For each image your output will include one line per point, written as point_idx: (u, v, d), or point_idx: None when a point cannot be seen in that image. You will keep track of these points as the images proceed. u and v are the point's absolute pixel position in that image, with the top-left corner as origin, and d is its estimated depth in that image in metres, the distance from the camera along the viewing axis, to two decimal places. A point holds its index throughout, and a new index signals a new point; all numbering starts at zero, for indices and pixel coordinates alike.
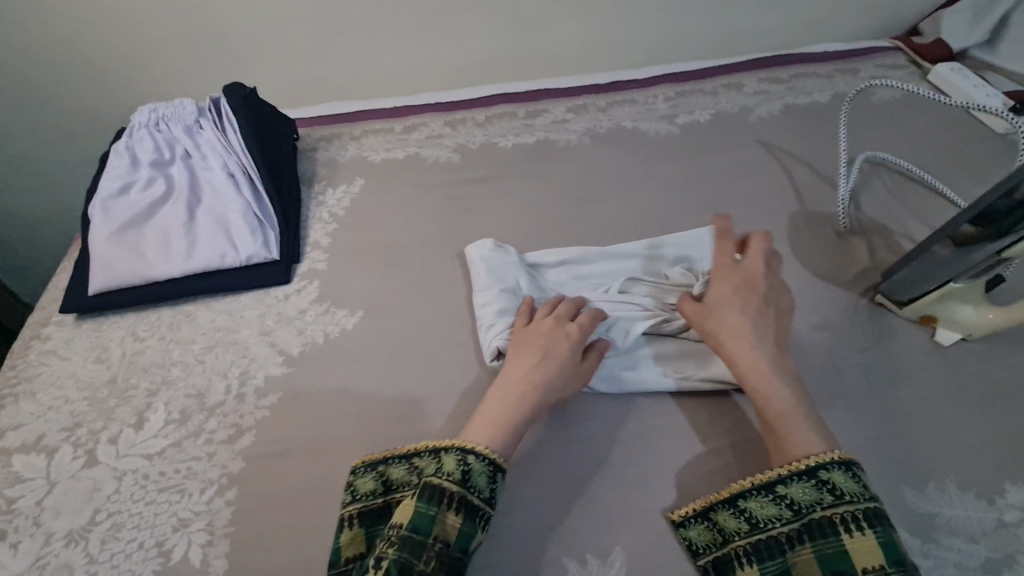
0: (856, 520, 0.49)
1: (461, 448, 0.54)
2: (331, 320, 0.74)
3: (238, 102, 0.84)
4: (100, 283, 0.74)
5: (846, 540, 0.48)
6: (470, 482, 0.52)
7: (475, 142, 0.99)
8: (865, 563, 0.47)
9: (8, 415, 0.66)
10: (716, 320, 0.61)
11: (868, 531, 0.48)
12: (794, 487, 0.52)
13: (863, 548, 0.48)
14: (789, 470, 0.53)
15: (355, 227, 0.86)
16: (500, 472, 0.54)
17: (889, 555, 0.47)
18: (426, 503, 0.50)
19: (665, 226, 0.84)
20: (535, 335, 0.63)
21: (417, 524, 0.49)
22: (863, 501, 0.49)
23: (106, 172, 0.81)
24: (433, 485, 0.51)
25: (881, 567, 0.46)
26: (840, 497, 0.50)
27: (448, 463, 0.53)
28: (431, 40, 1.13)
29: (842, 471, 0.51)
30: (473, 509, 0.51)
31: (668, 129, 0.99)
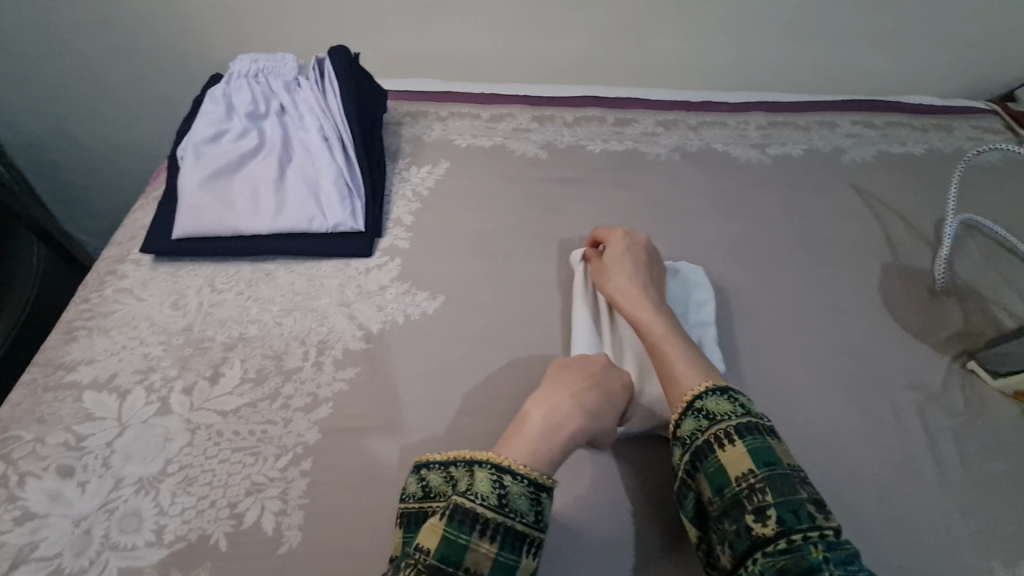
0: (728, 435, 0.49)
1: (495, 465, 0.48)
2: (412, 301, 0.73)
3: (343, 65, 0.82)
4: (185, 228, 0.73)
5: (719, 453, 0.49)
6: (508, 507, 0.46)
7: (563, 142, 0.97)
8: (737, 471, 0.47)
9: (81, 349, 0.65)
10: (603, 275, 0.68)
11: (735, 441, 0.49)
12: (682, 424, 0.52)
13: (734, 457, 0.48)
14: (678, 411, 0.54)
15: (438, 208, 0.85)
16: (541, 493, 0.48)
17: (756, 459, 0.47)
18: (456, 530, 0.44)
19: (752, 258, 0.82)
20: (590, 364, 0.60)
21: (446, 553, 0.43)
22: (736, 418, 0.50)
23: (200, 116, 0.80)
24: (465, 509, 0.45)
25: (751, 471, 0.47)
26: (711, 418, 0.51)
27: (481, 485, 0.47)
28: (528, 32, 1.11)
29: (715, 395, 0.53)
30: (511, 538, 0.45)
31: (759, 158, 0.97)
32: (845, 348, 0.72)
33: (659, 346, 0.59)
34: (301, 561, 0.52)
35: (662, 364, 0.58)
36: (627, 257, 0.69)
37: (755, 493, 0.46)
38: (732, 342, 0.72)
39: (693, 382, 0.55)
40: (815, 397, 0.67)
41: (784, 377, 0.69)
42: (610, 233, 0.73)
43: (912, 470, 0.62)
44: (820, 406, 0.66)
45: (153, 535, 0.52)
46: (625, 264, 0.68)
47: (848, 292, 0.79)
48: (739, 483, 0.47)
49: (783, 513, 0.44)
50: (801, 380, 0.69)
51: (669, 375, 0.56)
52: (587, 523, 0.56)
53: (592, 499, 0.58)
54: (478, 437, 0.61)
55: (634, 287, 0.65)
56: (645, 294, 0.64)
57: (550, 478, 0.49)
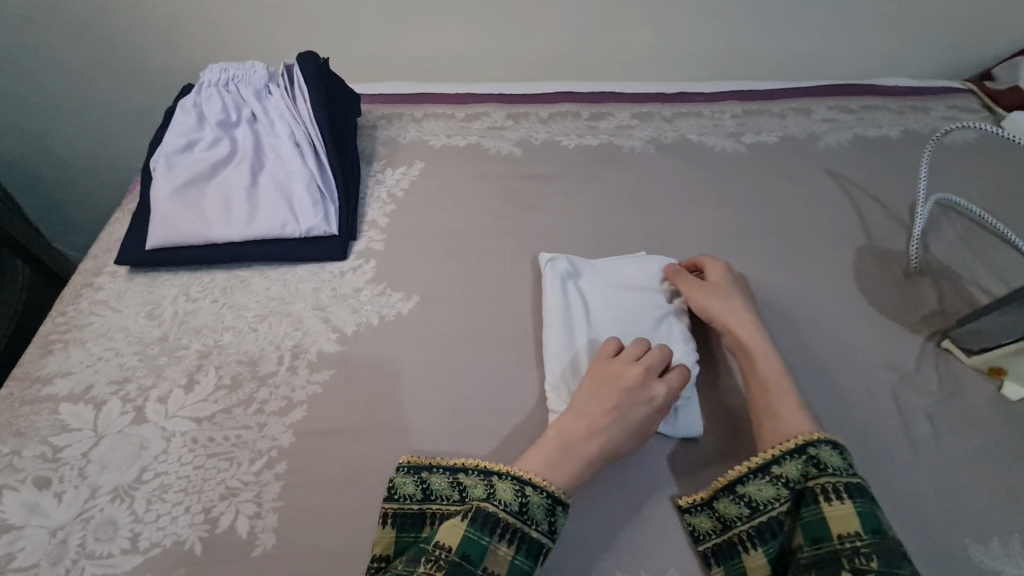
0: (837, 491, 0.50)
1: (516, 477, 0.52)
2: (386, 302, 0.73)
3: (312, 71, 0.83)
4: (158, 239, 0.73)
5: (824, 507, 0.50)
6: (527, 515, 0.50)
7: (537, 139, 0.98)
8: (843, 530, 0.48)
9: (57, 362, 0.65)
10: (711, 296, 0.67)
11: (846, 500, 0.49)
12: (787, 464, 0.53)
13: (842, 516, 0.49)
14: (781, 449, 0.54)
15: (413, 210, 0.85)
16: (558, 506, 0.51)
17: (865, 524, 0.48)
18: (478, 531, 0.48)
19: (726, 246, 0.82)
20: (615, 386, 0.57)
21: (468, 552, 0.47)
22: (848, 476, 0.51)
23: (172, 127, 0.80)
24: (488, 513, 0.49)
25: (858, 533, 0.47)
26: (825, 471, 0.51)
27: (503, 493, 0.51)
28: (501, 31, 1.12)
29: (830, 449, 0.53)
30: (528, 544, 0.49)
31: (734, 147, 0.98)
32: (820, 331, 0.72)
33: (773, 384, 0.59)
34: (275, 562, 0.52)
35: (773, 400, 0.58)
36: (738, 291, 0.68)
37: (855, 556, 0.46)
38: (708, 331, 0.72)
39: (802, 429, 0.55)
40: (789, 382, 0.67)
41: None
42: (718, 260, 0.72)
43: (887, 452, 0.62)
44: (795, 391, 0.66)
45: (128, 543, 0.53)
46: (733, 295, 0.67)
47: (823, 276, 0.79)
48: (842, 541, 0.48)
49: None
50: None
51: (775, 418, 0.57)
52: None
53: None
54: (452, 435, 0.61)
55: (745, 318, 0.65)
56: (756, 328, 0.64)
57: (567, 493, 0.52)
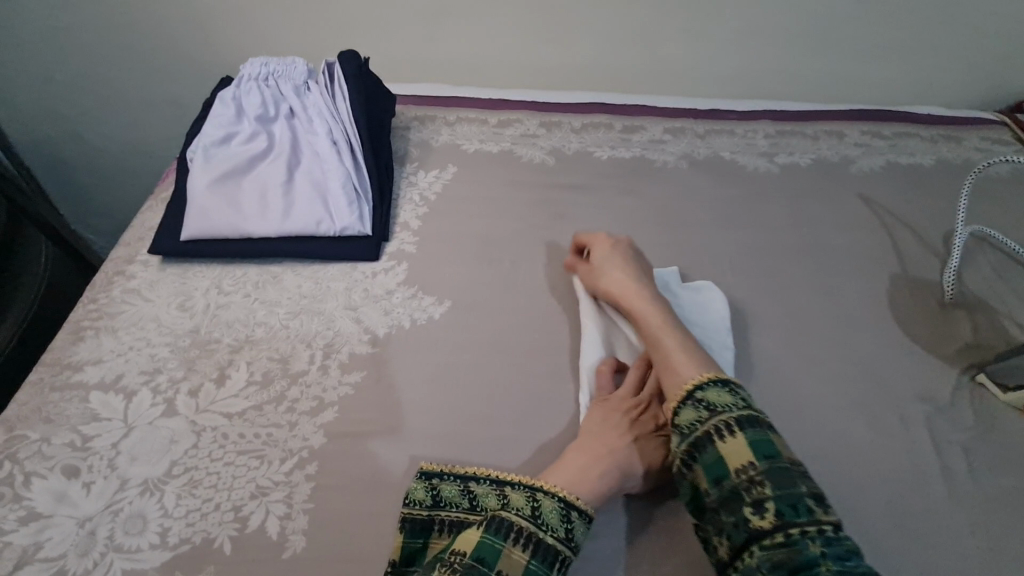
0: (729, 427, 0.50)
1: (528, 485, 0.52)
2: (418, 306, 0.73)
3: (353, 70, 0.83)
4: (194, 230, 0.73)
5: (719, 446, 0.49)
6: (540, 520, 0.49)
7: (570, 148, 0.98)
8: (739, 463, 0.48)
9: (88, 349, 0.65)
10: (593, 274, 0.69)
11: (737, 434, 0.49)
12: (681, 414, 0.53)
13: (736, 449, 0.49)
14: (678, 400, 0.54)
15: (446, 213, 0.85)
16: (572, 512, 0.50)
17: (758, 452, 0.48)
18: (493, 536, 0.47)
19: (759, 266, 0.82)
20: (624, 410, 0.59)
21: (483, 555, 0.46)
22: (736, 411, 0.51)
23: (211, 118, 0.80)
24: (502, 518, 0.48)
25: (752, 463, 0.48)
26: (711, 411, 0.51)
27: (515, 500, 0.51)
28: (536, 38, 1.12)
29: (717, 388, 0.53)
30: (543, 549, 0.47)
31: (767, 167, 0.97)
32: (852, 358, 0.72)
33: (663, 340, 0.59)
34: (303, 565, 0.52)
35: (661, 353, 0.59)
36: (618, 258, 0.69)
37: (753, 486, 0.46)
38: (740, 352, 0.71)
39: (693, 373, 0.55)
40: (822, 408, 0.67)
41: (791, 386, 0.68)
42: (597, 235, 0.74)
43: (921, 485, 0.61)
44: (827, 417, 0.66)
45: (157, 538, 0.52)
46: (613, 264, 0.69)
47: (856, 302, 0.78)
48: (740, 475, 0.47)
49: (784, 506, 0.45)
50: (808, 390, 0.68)
51: (669, 369, 0.57)
52: (593, 534, 0.56)
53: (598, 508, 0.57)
54: (484, 443, 0.61)
55: (625, 282, 0.66)
56: (637, 289, 0.65)
57: (579, 499, 0.51)
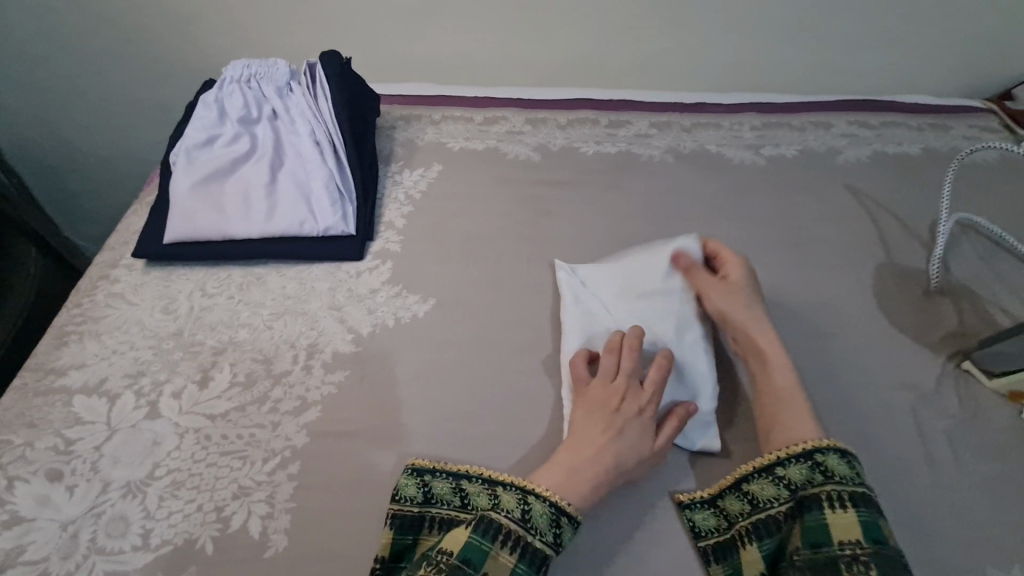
0: (842, 499, 0.51)
1: (519, 487, 0.53)
2: (402, 304, 0.73)
3: (334, 70, 0.83)
4: (178, 233, 0.73)
5: (829, 514, 0.51)
6: (530, 523, 0.50)
7: (556, 144, 0.98)
8: (845, 537, 0.50)
9: (72, 353, 0.65)
10: (729, 297, 0.67)
11: (849, 509, 0.51)
12: (793, 469, 0.55)
13: (846, 524, 0.50)
14: (787, 453, 0.56)
15: (431, 212, 0.85)
16: (563, 518, 0.51)
17: (868, 533, 0.49)
18: (481, 537, 0.48)
19: (745, 258, 0.82)
20: (605, 404, 0.58)
21: (469, 556, 0.47)
22: (851, 485, 0.52)
23: (194, 122, 0.80)
24: (491, 520, 0.49)
25: (860, 542, 0.49)
26: (829, 478, 0.53)
27: (506, 501, 0.51)
28: (520, 36, 1.11)
29: (837, 457, 0.54)
30: (530, 553, 0.48)
31: (753, 160, 0.97)
32: (837, 348, 0.72)
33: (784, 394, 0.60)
34: (285, 564, 0.52)
35: (789, 408, 0.59)
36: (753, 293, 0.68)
37: (856, 562, 0.48)
38: None
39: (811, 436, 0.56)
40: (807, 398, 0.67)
41: None
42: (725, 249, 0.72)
43: (906, 473, 0.61)
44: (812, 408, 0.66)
45: (138, 539, 0.52)
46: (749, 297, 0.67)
47: (842, 292, 0.78)
48: (843, 548, 0.49)
49: None
50: None
51: (780, 422, 0.59)
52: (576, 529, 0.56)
53: None
54: (467, 440, 0.61)
55: (757, 322, 0.65)
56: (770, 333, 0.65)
57: (570, 503, 0.52)
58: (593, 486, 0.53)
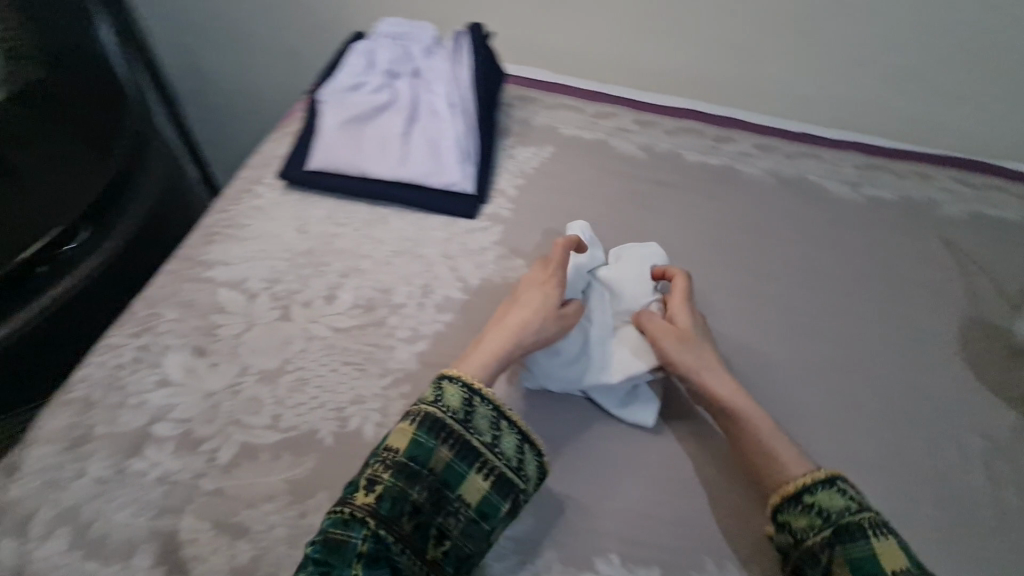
0: (877, 527, 0.50)
1: (466, 385, 0.55)
2: (509, 266, 0.78)
3: (478, 42, 0.90)
4: (321, 162, 0.81)
5: (873, 543, 0.49)
6: (470, 421, 0.53)
7: (661, 147, 1.02)
8: (893, 565, 0.48)
9: (219, 251, 0.72)
10: (688, 350, 0.63)
11: (888, 535, 0.50)
12: (821, 496, 0.53)
13: (891, 551, 0.49)
14: (810, 480, 0.54)
15: (539, 188, 0.90)
16: (501, 420, 0.55)
17: (909, 557, 0.49)
18: (425, 435, 0.52)
19: (833, 286, 0.85)
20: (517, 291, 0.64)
21: (415, 454, 0.51)
22: (876, 510, 0.52)
23: (345, 66, 0.88)
24: (434, 418, 0.52)
25: (905, 567, 0.48)
26: (861, 505, 0.52)
27: (451, 401, 0.54)
28: (641, 41, 1.15)
29: (855, 486, 0.54)
30: (468, 451, 0.52)
31: (851, 196, 0.99)
32: (916, 386, 0.74)
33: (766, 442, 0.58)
34: None
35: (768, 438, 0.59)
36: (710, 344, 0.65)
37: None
38: (806, 362, 0.75)
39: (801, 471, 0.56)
40: (878, 425, 0.70)
41: (851, 401, 0.72)
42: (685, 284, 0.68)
43: (969, 512, 0.64)
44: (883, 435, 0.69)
45: (270, 420, 0.58)
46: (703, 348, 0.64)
47: (925, 335, 0.80)
48: None
49: None
50: (868, 407, 0.71)
51: (769, 460, 0.57)
52: (653, 496, 0.60)
53: (661, 475, 0.62)
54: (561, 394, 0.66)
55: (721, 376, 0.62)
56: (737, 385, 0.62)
57: (483, 385, 0.56)
58: (499, 355, 0.58)
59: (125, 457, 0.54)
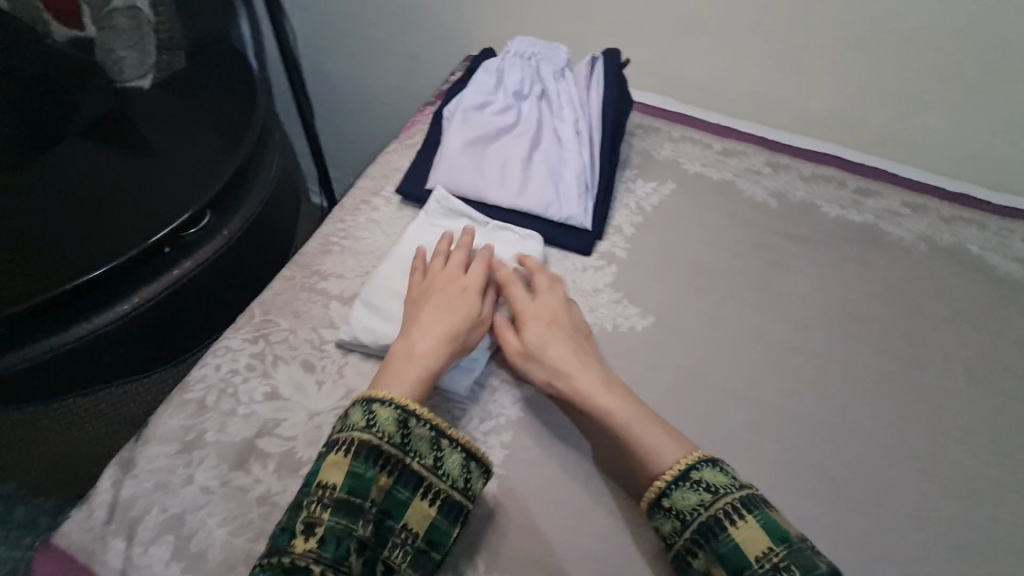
0: (737, 511, 0.50)
1: (400, 405, 0.54)
2: (622, 313, 0.73)
3: (614, 70, 0.85)
4: (439, 181, 0.79)
5: (732, 531, 0.49)
6: (409, 445, 0.54)
7: (795, 195, 0.92)
8: (756, 549, 0.48)
9: (334, 262, 0.72)
10: (550, 338, 0.63)
11: (748, 517, 0.50)
12: (677, 497, 0.53)
13: (751, 535, 0.49)
14: (669, 478, 0.54)
15: (658, 229, 0.84)
16: (443, 441, 0.55)
17: (771, 535, 0.49)
18: (363, 466, 0.51)
19: (997, 383, 0.72)
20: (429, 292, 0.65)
21: (353, 488, 0.50)
22: (735, 490, 0.52)
23: (473, 83, 0.86)
24: (371, 447, 0.52)
25: (770, 548, 0.48)
26: (714, 492, 0.52)
27: (387, 423, 0.53)
28: (781, 74, 1.06)
29: (709, 467, 0.54)
30: (408, 476, 0.53)
31: (1021, 275, 0.85)
32: None
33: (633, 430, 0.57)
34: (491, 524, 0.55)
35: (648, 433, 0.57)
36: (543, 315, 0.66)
37: (778, 573, 0.47)
38: (961, 473, 0.64)
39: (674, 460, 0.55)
40: None
41: (1016, 530, 0.61)
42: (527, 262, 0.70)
43: None
44: None
45: None
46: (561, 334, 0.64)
47: None
48: (759, 562, 0.48)
49: None
50: None
51: (642, 450, 0.56)
52: None
53: None
54: None
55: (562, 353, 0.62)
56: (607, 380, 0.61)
57: (416, 406, 0.55)
58: (427, 369, 0.58)
59: (230, 469, 0.54)
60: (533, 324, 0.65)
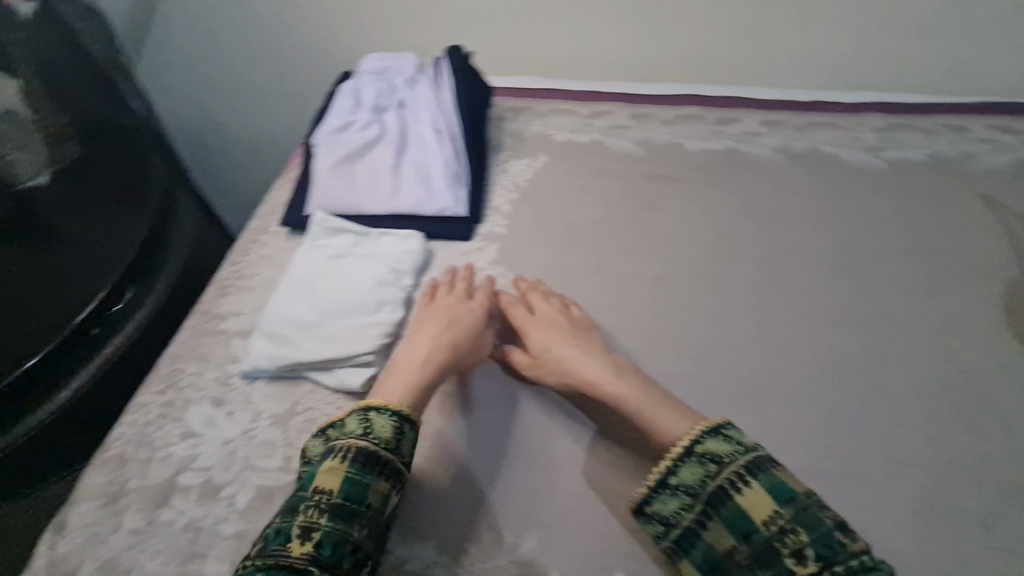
0: (742, 479, 0.51)
1: (394, 413, 0.57)
2: (506, 284, 0.78)
3: (459, 64, 0.91)
4: (318, 205, 0.84)
5: (736, 498, 0.50)
6: (401, 449, 0.56)
7: (659, 139, 0.99)
8: (763, 515, 0.49)
9: (232, 303, 0.77)
10: (558, 341, 0.67)
11: (752, 484, 0.50)
12: (682, 473, 0.53)
13: (758, 500, 0.49)
14: (676, 454, 0.55)
15: (534, 200, 0.90)
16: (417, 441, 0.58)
17: (778, 497, 0.49)
18: (360, 471, 0.52)
19: (855, 264, 0.79)
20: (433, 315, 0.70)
21: (349, 494, 0.51)
22: (740, 457, 0.52)
23: (334, 107, 0.91)
24: (367, 451, 0.54)
25: (777, 512, 0.48)
26: (721, 462, 0.52)
27: (383, 428, 0.56)
28: (630, 31, 1.12)
29: (712, 437, 0.54)
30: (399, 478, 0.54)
31: (872, 162, 0.92)
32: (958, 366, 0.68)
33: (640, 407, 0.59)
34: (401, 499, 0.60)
35: (658, 408, 0.59)
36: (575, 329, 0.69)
37: (787, 535, 0.47)
38: (829, 351, 0.70)
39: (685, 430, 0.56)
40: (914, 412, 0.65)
41: (883, 388, 0.66)
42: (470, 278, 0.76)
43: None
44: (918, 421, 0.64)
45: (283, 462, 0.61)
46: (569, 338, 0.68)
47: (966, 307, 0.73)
48: (769, 527, 0.48)
49: (820, 547, 0.46)
50: (901, 393, 0.66)
51: (652, 425, 0.58)
52: None
53: None
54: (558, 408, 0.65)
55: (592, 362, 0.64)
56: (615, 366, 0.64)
57: (410, 411, 0.59)
58: (420, 377, 0.62)
59: (156, 508, 0.59)
60: (534, 328, 0.69)
